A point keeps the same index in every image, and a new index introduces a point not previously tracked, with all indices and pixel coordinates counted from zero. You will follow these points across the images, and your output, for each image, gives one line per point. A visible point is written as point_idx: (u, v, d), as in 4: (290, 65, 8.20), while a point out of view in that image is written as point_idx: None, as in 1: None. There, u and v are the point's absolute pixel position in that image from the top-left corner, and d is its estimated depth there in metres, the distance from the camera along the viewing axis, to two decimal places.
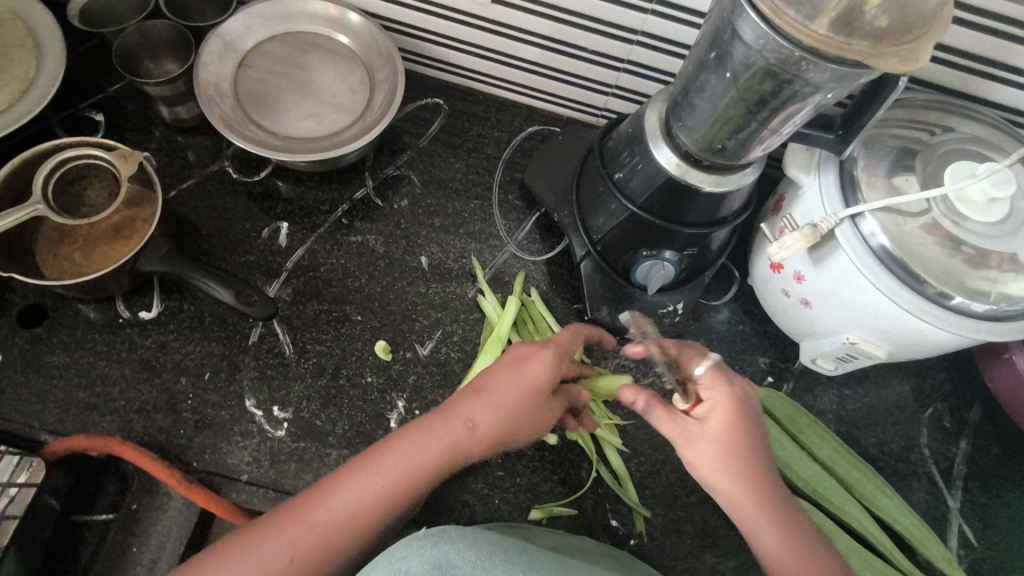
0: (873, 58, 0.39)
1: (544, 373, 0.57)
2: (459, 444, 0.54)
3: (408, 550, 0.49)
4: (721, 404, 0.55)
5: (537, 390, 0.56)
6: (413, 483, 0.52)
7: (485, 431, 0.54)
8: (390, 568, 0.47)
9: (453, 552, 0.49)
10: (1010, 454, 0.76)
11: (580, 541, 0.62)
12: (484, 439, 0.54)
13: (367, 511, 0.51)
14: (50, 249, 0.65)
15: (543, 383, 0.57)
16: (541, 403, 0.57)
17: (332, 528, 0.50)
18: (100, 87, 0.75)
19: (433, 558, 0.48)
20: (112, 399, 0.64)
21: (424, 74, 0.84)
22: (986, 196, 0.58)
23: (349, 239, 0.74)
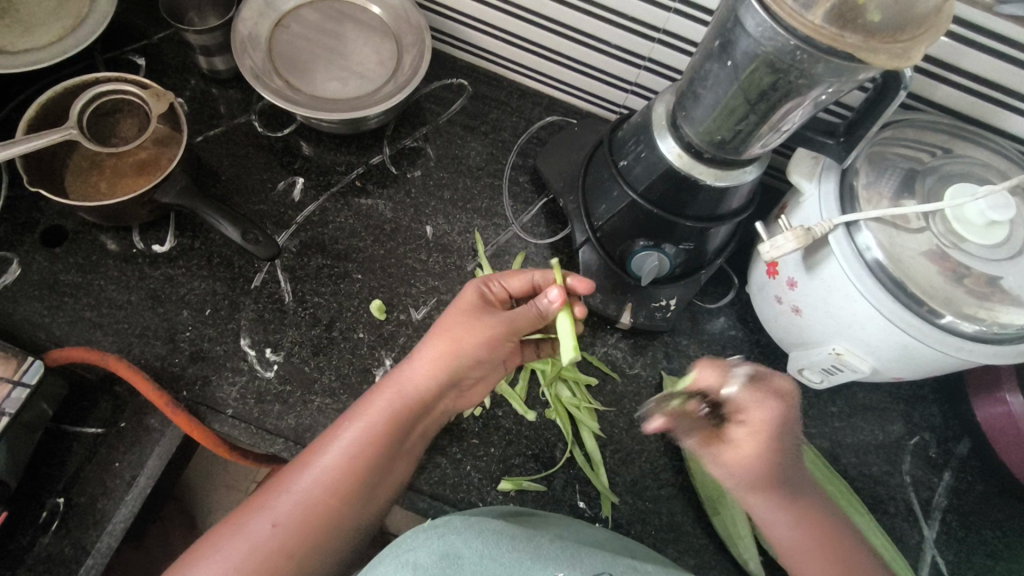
0: (862, 52, 0.41)
1: (466, 299, 0.59)
2: (405, 382, 0.57)
3: (416, 543, 0.52)
4: (756, 429, 0.54)
5: (461, 309, 0.58)
6: (373, 421, 0.55)
7: (427, 361, 0.57)
8: (399, 560, 0.50)
9: (462, 543, 0.52)
10: (994, 493, 0.75)
11: (573, 525, 0.62)
12: (426, 369, 0.57)
13: (345, 462, 0.54)
14: (79, 176, 0.68)
15: (470, 303, 0.58)
16: (474, 315, 0.57)
17: (321, 479, 0.54)
18: (145, 34, 0.80)
19: (441, 549, 0.51)
20: (117, 322, 0.67)
21: (453, 56, 0.87)
22: (984, 218, 0.58)
23: (360, 201, 0.77)
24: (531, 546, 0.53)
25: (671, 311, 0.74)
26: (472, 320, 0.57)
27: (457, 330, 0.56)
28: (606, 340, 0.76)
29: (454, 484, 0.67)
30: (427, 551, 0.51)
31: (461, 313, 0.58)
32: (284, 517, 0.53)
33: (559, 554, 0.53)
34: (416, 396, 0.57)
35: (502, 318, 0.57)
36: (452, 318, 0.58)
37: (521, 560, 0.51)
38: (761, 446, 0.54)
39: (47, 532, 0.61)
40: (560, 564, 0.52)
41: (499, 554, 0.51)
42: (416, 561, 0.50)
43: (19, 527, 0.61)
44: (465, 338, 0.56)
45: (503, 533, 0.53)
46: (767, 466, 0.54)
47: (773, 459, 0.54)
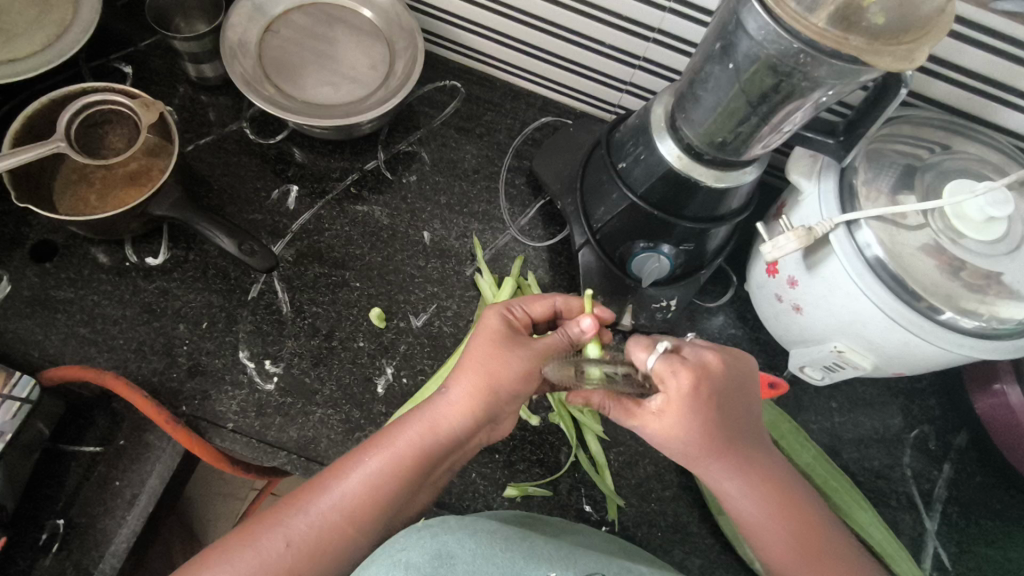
0: (868, 54, 0.41)
1: (493, 328, 0.57)
2: (437, 418, 0.55)
3: (408, 542, 0.50)
4: (672, 402, 0.53)
5: (489, 340, 0.56)
6: (399, 458, 0.54)
7: (464, 402, 0.55)
8: (390, 560, 0.49)
9: (454, 541, 0.51)
10: (993, 483, 0.76)
11: (563, 526, 0.62)
12: (461, 407, 0.55)
13: (366, 494, 0.53)
14: (68, 189, 0.67)
15: (499, 333, 0.56)
16: (505, 347, 0.55)
17: (337, 506, 0.53)
18: (131, 41, 0.78)
19: (433, 549, 0.50)
20: (112, 338, 0.66)
21: (445, 58, 0.86)
22: (983, 213, 0.58)
23: (356, 208, 0.76)
24: (526, 545, 0.53)
25: (671, 312, 0.74)
26: (505, 356, 0.55)
27: (491, 365, 0.54)
28: (607, 341, 0.76)
29: (460, 492, 0.66)
30: (418, 551, 0.49)
31: (493, 346, 0.56)
32: (298, 538, 0.52)
33: (555, 554, 0.53)
34: (449, 433, 0.55)
35: (536, 353, 0.56)
36: (483, 351, 0.56)
37: (516, 561, 0.51)
38: (690, 407, 0.52)
39: (47, 554, 0.59)
40: (554, 563, 0.52)
41: (493, 555, 0.51)
42: (408, 561, 0.48)
43: (20, 551, 0.59)
44: (503, 377, 0.54)
45: (496, 534, 0.53)
46: (704, 427, 0.53)
47: (705, 420, 0.53)
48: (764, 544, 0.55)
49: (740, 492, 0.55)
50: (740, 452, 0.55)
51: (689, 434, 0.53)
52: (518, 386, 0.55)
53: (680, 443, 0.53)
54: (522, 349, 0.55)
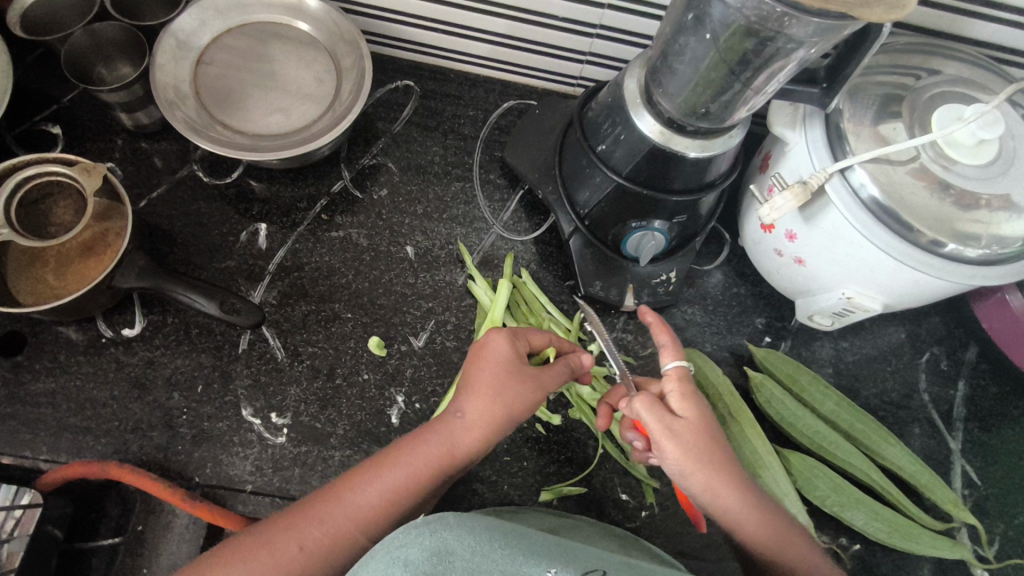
0: (857, 8, 0.38)
1: (503, 350, 0.57)
2: (458, 436, 0.54)
3: (405, 538, 0.46)
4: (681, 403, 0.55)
5: (502, 367, 0.56)
6: (421, 470, 0.53)
7: (474, 420, 0.55)
8: (389, 556, 0.45)
9: (454, 537, 0.47)
10: (1007, 392, 0.77)
11: (603, 534, 0.61)
12: (476, 430, 0.54)
13: (385, 504, 0.52)
14: (22, 272, 0.62)
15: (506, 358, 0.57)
16: (517, 375, 0.56)
17: (351, 515, 0.51)
18: (53, 98, 0.72)
19: (432, 546, 0.46)
20: (105, 421, 0.62)
21: (392, 56, 0.81)
22: (974, 137, 0.57)
23: (331, 234, 0.72)
24: (521, 541, 0.49)
25: (673, 284, 0.72)
26: (519, 382, 0.56)
27: (505, 392, 0.55)
28: (613, 325, 0.74)
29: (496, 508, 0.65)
30: (417, 548, 0.46)
31: (505, 369, 0.56)
32: (312, 545, 0.50)
33: (550, 549, 0.50)
34: (464, 452, 0.54)
35: (542, 379, 0.57)
36: (498, 373, 0.56)
37: (512, 556, 0.47)
38: (697, 427, 0.55)
39: None
40: (554, 559, 0.48)
41: (490, 551, 0.47)
42: (407, 559, 0.45)
43: None
44: (516, 397, 0.56)
45: (495, 529, 0.49)
46: (708, 442, 0.54)
47: (709, 441, 0.55)
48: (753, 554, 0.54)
49: (742, 506, 0.54)
50: (738, 469, 0.55)
51: (700, 452, 0.54)
52: (523, 405, 0.56)
53: (696, 465, 0.53)
54: (532, 376, 0.57)
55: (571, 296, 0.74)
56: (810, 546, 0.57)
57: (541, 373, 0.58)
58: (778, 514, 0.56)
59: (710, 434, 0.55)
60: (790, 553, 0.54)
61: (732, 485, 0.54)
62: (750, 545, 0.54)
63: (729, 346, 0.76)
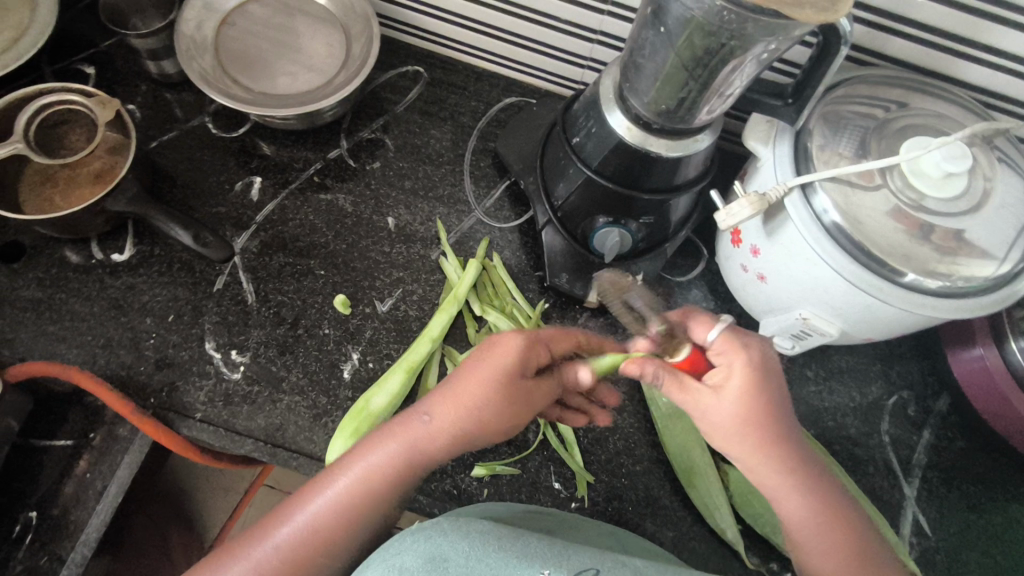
0: (788, 7, 0.39)
1: (500, 363, 0.54)
2: (449, 435, 0.55)
3: (403, 546, 0.52)
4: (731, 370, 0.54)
5: (490, 378, 0.54)
6: (373, 481, 0.54)
7: (437, 422, 0.55)
8: (385, 565, 0.50)
9: (448, 544, 0.51)
10: (974, 448, 0.74)
11: (584, 526, 0.62)
12: (444, 430, 0.55)
13: (333, 518, 0.53)
14: (31, 188, 0.68)
15: (501, 369, 0.54)
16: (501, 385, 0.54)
17: (307, 529, 0.53)
18: (93, 42, 0.79)
19: (427, 553, 0.51)
20: (80, 334, 0.67)
21: (407, 43, 0.85)
22: (941, 169, 0.56)
23: (319, 196, 0.76)
24: (518, 542, 0.52)
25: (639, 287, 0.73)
26: (504, 398, 0.54)
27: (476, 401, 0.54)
28: (576, 320, 0.75)
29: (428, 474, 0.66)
30: (412, 556, 0.51)
31: (498, 380, 0.54)
32: (269, 565, 0.53)
33: (548, 551, 0.52)
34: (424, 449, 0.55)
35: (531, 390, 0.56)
36: (482, 386, 0.54)
37: (507, 556, 0.51)
38: (751, 399, 0.54)
39: (20, 546, 0.61)
40: (548, 560, 0.51)
41: (485, 554, 0.51)
42: (402, 565, 0.50)
43: None
44: (496, 411, 0.54)
45: (489, 534, 0.53)
46: (762, 415, 0.54)
47: (764, 412, 0.54)
48: (800, 530, 0.56)
49: (784, 480, 0.55)
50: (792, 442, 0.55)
51: (751, 421, 0.53)
52: (497, 413, 0.54)
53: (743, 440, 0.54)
54: (523, 395, 0.56)
55: (539, 287, 0.76)
56: (864, 529, 0.57)
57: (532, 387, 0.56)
58: (836, 496, 0.56)
59: (765, 410, 0.54)
60: (837, 534, 0.55)
61: (781, 458, 0.54)
62: (791, 516, 0.55)
63: None
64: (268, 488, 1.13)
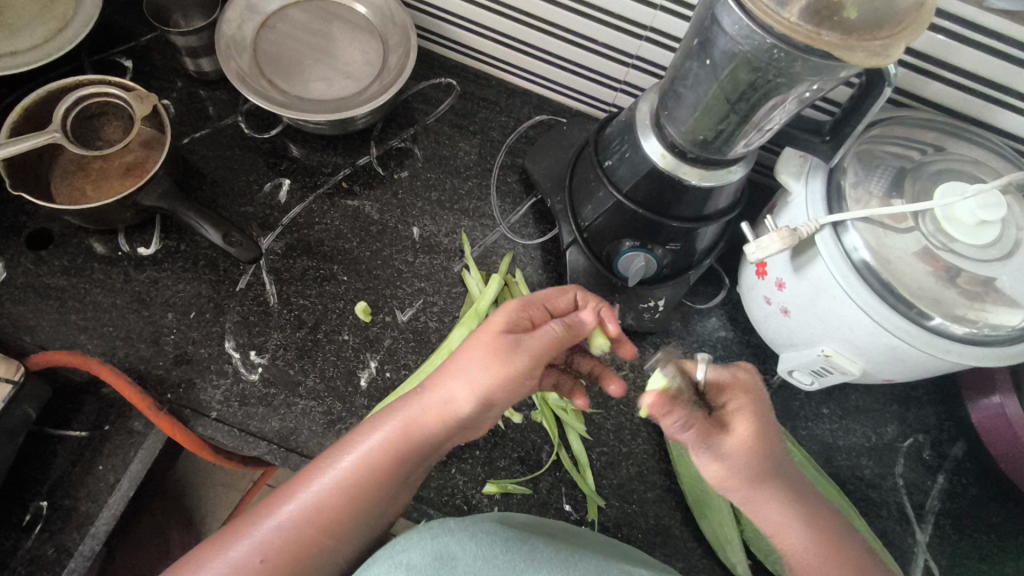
0: (840, 50, 0.40)
1: (496, 319, 0.54)
2: (447, 412, 0.52)
3: (408, 544, 0.53)
4: (739, 416, 0.50)
5: (485, 335, 0.53)
6: (371, 456, 0.53)
7: (436, 400, 0.53)
8: (391, 561, 0.52)
9: (455, 544, 0.54)
10: (989, 496, 0.74)
11: (588, 536, 0.62)
12: (440, 409, 0.52)
13: (333, 493, 0.52)
14: (65, 179, 0.69)
15: (493, 335, 0.52)
16: (495, 350, 0.51)
17: (308, 509, 0.52)
18: (132, 36, 0.80)
19: (434, 551, 0.52)
20: (101, 325, 0.67)
21: (442, 55, 0.86)
22: (975, 217, 0.56)
23: (346, 202, 0.76)
24: (525, 547, 0.54)
25: (660, 312, 0.73)
26: (494, 349, 0.51)
27: (476, 372, 0.51)
28: None
29: (440, 488, 0.66)
30: (420, 553, 0.52)
31: (490, 338, 0.52)
32: (272, 550, 0.51)
33: (554, 557, 0.54)
34: (421, 427, 0.53)
35: (529, 347, 0.51)
36: (478, 342, 0.52)
37: (514, 560, 0.53)
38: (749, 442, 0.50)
39: (30, 535, 0.61)
40: (555, 565, 0.53)
41: (491, 556, 0.53)
42: (409, 562, 0.51)
43: (3, 530, 0.61)
44: (488, 367, 0.50)
45: (496, 537, 0.55)
46: (766, 457, 0.51)
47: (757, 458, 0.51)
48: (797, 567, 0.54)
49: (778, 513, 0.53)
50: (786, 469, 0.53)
51: (750, 466, 0.50)
52: (499, 382, 0.50)
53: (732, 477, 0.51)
54: (513, 347, 0.50)
55: None
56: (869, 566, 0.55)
57: (528, 341, 0.51)
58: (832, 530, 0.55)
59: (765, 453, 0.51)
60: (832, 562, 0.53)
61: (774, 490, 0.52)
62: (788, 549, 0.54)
63: None
64: (270, 488, 1.13)
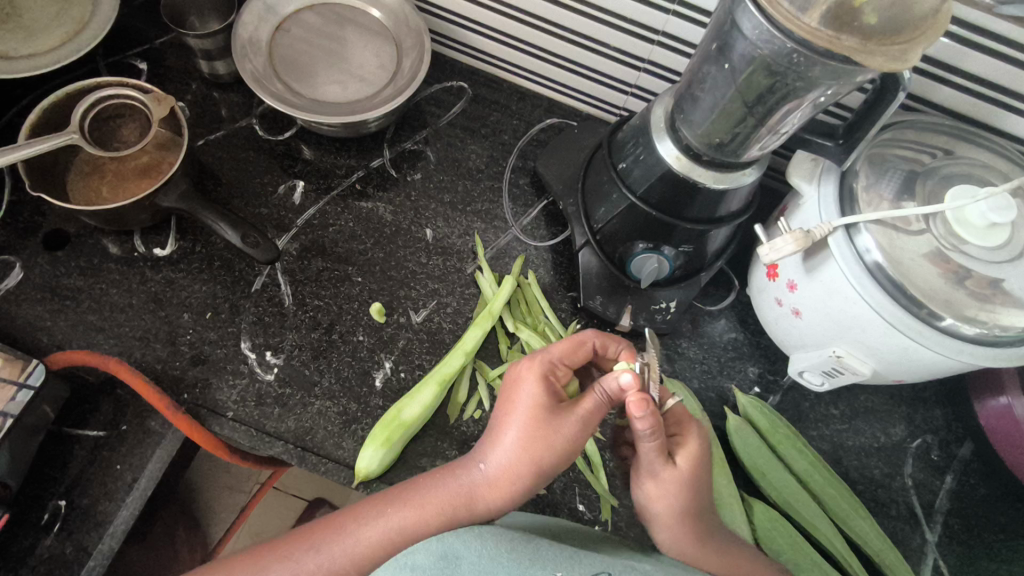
0: (860, 55, 0.40)
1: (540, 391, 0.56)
2: (506, 484, 0.54)
3: (414, 546, 0.51)
4: (687, 443, 0.57)
5: (536, 409, 0.54)
6: (428, 517, 0.53)
7: (496, 468, 0.54)
8: (397, 563, 0.49)
9: (461, 543, 0.50)
10: (996, 496, 0.74)
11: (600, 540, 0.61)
12: (501, 479, 0.54)
13: (381, 546, 0.53)
14: (81, 180, 0.69)
15: (545, 400, 0.55)
16: (551, 416, 0.54)
17: (351, 551, 0.53)
18: (148, 38, 0.80)
19: (440, 550, 0.50)
20: (118, 325, 0.68)
21: (453, 59, 0.87)
22: (985, 219, 0.57)
23: (360, 204, 0.77)
24: (532, 546, 0.51)
25: (671, 313, 0.74)
26: (549, 429, 0.54)
27: (536, 440, 0.53)
28: None
29: None
30: (426, 553, 0.50)
31: (540, 407, 0.55)
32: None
33: (561, 556, 0.50)
34: (482, 499, 0.54)
35: (578, 421, 0.54)
36: (533, 417, 0.54)
37: (521, 559, 0.49)
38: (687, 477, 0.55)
39: (48, 534, 0.61)
40: (563, 564, 0.49)
41: (498, 555, 0.49)
42: (414, 563, 0.49)
43: (21, 530, 0.61)
44: (551, 445, 0.53)
45: (503, 535, 0.51)
46: (696, 499, 0.56)
47: (696, 493, 0.56)
48: None
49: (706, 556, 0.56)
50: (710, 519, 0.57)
51: (681, 503, 0.55)
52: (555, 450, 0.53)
53: (670, 511, 0.56)
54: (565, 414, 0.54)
55: (571, 307, 0.76)
56: None
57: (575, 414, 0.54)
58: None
59: (699, 489, 0.56)
60: None
61: (695, 537, 0.56)
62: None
63: (717, 387, 0.77)
64: (277, 490, 1.13)
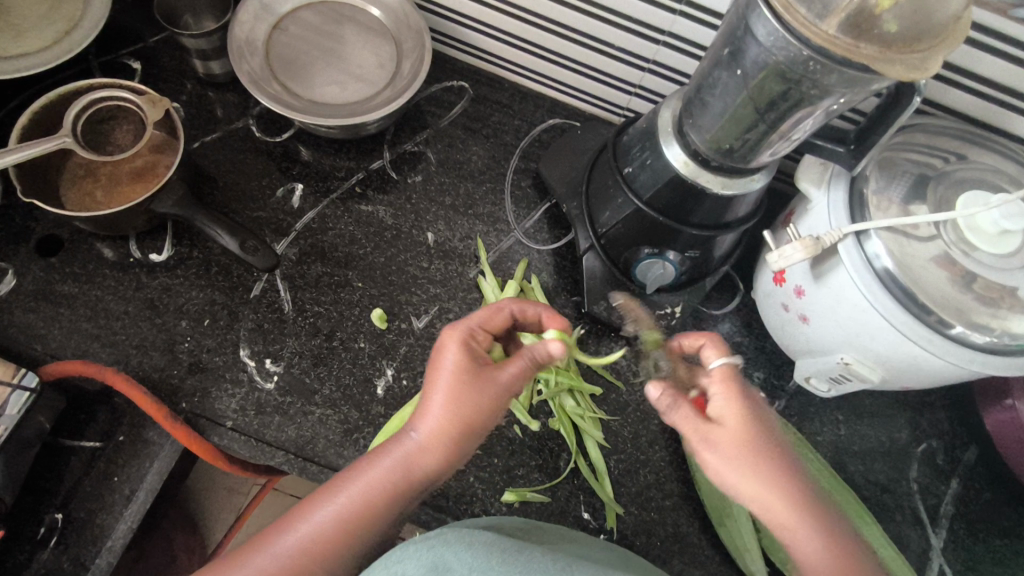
0: (878, 62, 0.39)
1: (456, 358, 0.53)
2: (442, 450, 0.52)
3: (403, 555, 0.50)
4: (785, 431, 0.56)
5: (455, 377, 0.52)
6: (375, 490, 0.50)
7: (428, 437, 0.51)
8: (387, 571, 0.49)
9: (451, 554, 0.50)
10: (1002, 501, 0.74)
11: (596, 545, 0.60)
12: (436, 447, 0.51)
13: (332, 533, 0.50)
14: (74, 184, 0.67)
15: (464, 366, 0.52)
16: (477, 380, 0.52)
17: (302, 544, 0.49)
18: (141, 37, 0.79)
19: (430, 560, 0.49)
20: (113, 332, 0.66)
21: (453, 57, 0.85)
22: (997, 226, 0.56)
23: (360, 207, 0.75)
24: (524, 556, 0.51)
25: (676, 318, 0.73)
26: (476, 395, 0.51)
27: (464, 404, 0.51)
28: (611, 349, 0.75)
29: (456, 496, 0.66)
30: (415, 564, 0.49)
31: (460, 373, 0.52)
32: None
33: (552, 566, 0.51)
34: (420, 469, 0.51)
35: (501, 384, 0.53)
36: (454, 385, 0.51)
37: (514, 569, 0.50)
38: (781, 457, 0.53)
39: (44, 548, 0.60)
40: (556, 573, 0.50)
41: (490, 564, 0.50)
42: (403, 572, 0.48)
43: (16, 543, 0.60)
44: (478, 409, 0.51)
45: (495, 547, 0.52)
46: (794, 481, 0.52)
47: (791, 473, 0.52)
48: None
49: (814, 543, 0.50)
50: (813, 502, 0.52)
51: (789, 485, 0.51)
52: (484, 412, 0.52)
53: (772, 491, 0.50)
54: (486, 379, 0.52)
55: (575, 311, 0.75)
56: None
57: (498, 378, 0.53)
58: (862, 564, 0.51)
59: (794, 472, 0.52)
60: None
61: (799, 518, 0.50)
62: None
63: None
64: (276, 491, 1.12)
